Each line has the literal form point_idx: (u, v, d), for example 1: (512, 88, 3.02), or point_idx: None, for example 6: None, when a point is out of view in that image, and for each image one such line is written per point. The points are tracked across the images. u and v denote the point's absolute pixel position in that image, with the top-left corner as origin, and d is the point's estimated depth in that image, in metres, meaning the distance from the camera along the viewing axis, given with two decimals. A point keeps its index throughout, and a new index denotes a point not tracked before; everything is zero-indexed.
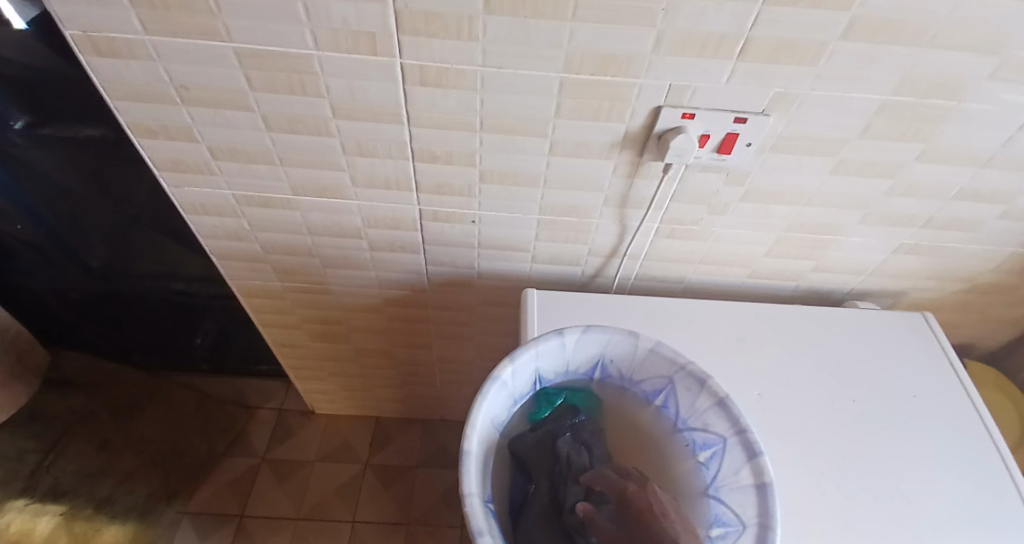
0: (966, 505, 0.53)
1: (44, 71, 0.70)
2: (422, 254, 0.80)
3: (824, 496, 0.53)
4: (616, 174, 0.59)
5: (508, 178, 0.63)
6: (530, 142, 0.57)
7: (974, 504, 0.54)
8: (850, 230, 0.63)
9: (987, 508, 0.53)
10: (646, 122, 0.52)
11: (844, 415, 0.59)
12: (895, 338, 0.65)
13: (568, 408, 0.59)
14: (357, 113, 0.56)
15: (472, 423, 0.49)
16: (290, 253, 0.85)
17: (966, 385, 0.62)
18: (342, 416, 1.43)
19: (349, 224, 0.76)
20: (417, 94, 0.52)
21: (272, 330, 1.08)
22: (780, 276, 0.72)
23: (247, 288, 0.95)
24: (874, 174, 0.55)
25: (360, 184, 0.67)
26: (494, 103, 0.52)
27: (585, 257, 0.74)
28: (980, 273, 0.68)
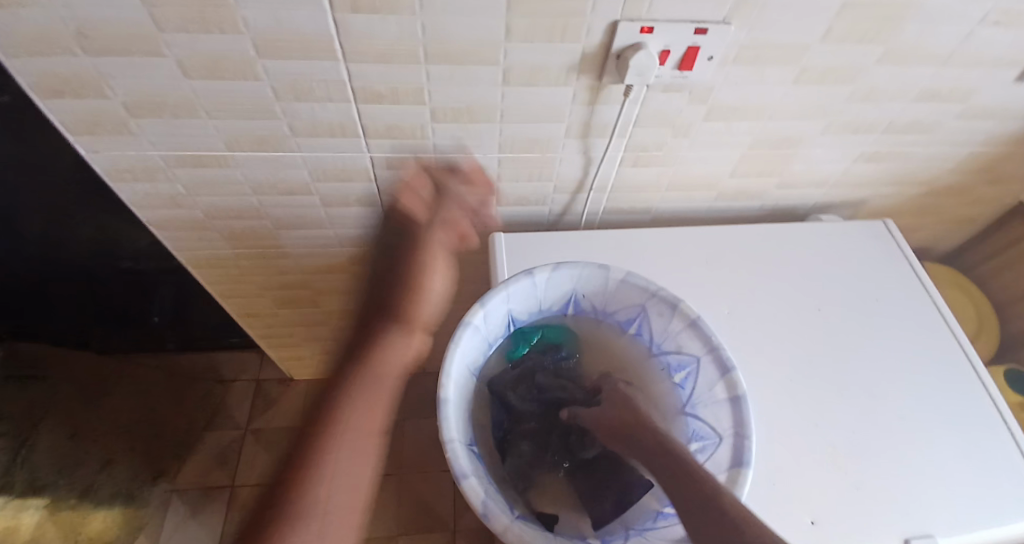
0: (920, 394, 0.57)
1: None
2: (380, 205, 0.76)
3: (795, 400, 0.55)
4: (576, 102, 0.56)
5: (463, 114, 0.59)
6: (482, 72, 0.53)
7: (928, 392, 0.57)
8: (813, 142, 0.63)
9: (939, 396, 0.57)
10: (603, 40, 0.49)
11: (809, 324, 0.61)
12: (855, 246, 0.68)
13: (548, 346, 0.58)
14: (285, 50, 0.50)
15: (446, 372, 0.48)
16: (237, 217, 0.79)
17: (921, 283, 0.65)
18: (322, 377, 1.42)
19: (297, 179, 0.70)
20: (350, 23, 0.47)
21: (233, 301, 1.03)
22: (745, 196, 0.72)
23: (197, 258, 0.90)
24: (836, 80, 0.54)
25: (302, 133, 0.62)
26: (437, 28, 0.47)
27: (551, 194, 0.72)
28: (933, 176, 0.70)
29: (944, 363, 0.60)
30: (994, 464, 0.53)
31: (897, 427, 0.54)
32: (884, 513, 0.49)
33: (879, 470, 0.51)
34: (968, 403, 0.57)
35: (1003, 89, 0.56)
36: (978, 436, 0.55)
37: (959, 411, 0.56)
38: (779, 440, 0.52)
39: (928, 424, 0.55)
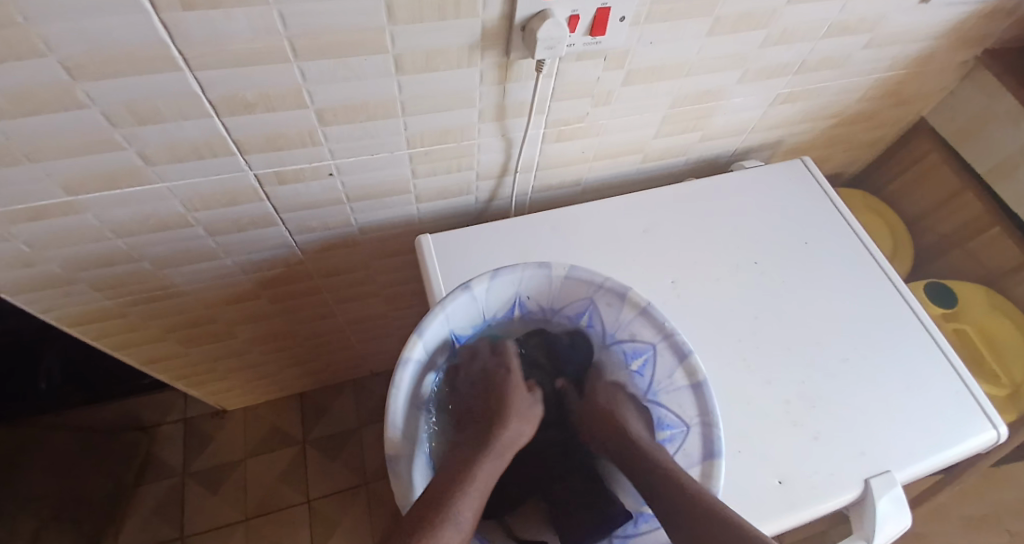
0: (861, 328, 0.58)
1: None
2: (282, 224, 0.66)
3: (746, 363, 0.55)
4: (485, 82, 0.49)
5: (356, 112, 0.50)
6: (368, 63, 0.44)
7: (868, 326, 0.58)
8: (732, 92, 0.61)
9: (879, 327, 0.58)
10: (503, 11, 0.42)
11: (750, 278, 0.61)
12: (780, 189, 0.68)
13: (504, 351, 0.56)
14: (102, 67, 0.38)
15: (392, 418, 0.43)
16: (108, 264, 0.66)
17: (847, 217, 0.66)
18: (263, 403, 1.31)
19: (170, 212, 0.58)
20: (183, 23, 0.36)
21: (133, 351, 0.89)
22: (671, 154, 0.70)
23: (73, 316, 0.75)
24: (751, 26, 0.51)
25: (158, 160, 0.50)
26: (301, 17, 0.38)
27: (474, 183, 0.66)
28: (842, 108, 0.71)
29: (880, 295, 0.61)
30: (935, 390, 0.55)
31: (844, 370, 0.55)
32: (841, 460, 0.50)
33: (833, 416, 0.53)
34: (906, 335, 0.58)
35: (906, 15, 0.56)
36: (919, 364, 0.56)
37: (899, 343, 0.57)
38: (737, 406, 0.53)
39: (872, 362, 0.56)
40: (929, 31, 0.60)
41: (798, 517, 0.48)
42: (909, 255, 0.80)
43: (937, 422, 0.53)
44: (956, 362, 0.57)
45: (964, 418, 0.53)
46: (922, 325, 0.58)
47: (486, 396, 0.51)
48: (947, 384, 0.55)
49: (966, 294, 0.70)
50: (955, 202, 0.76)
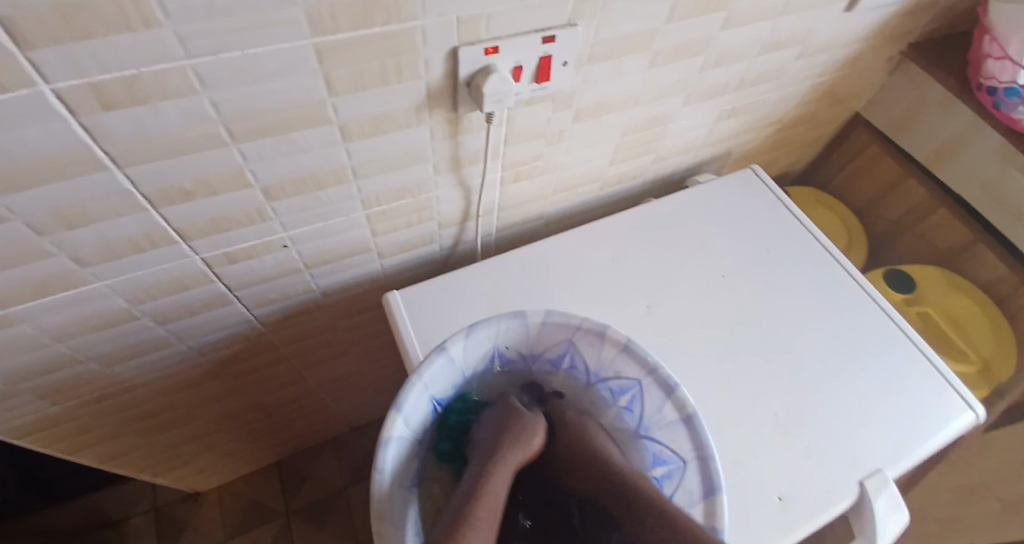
0: (831, 328, 0.60)
1: None
2: (238, 301, 0.62)
3: (730, 382, 0.56)
4: (436, 138, 0.48)
5: (305, 184, 0.48)
6: (313, 135, 0.42)
7: (836, 324, 0.60)
8: (678, 115, 0.62)
9: (844, 322, 0.61)
10: (448, 70, 0.41)
11: (720, 293, 0.62)
12: (734, 200, 0.70)
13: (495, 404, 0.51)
14: (17, 181, 0.35)
15: (380, 509, 0.40)
16: (48, 371, 0.60)
17: (801, 221, 0.69)
18: (238, 478, 1.23)
19: (111, 308, 0.54)
20: (106, 122, 0.34)
21: (87, 453, 0.82)
22: (627, 177, 0.71)
23: (15, 430, 0.68)
24: (688, 55, 0.53)
25: (91, 261, 0.46)
26: (236, 103, 0.36)
27: (437, 232, 0.64)
28: (781, 114, 0.74)
29: (844, 294, 0.63)
30: (907, 381, 0.57)
31: (822, 373, 0.57)
32: (834, 465, 0.51)
33: (819, 422, 0.54)
34: (870, 328, 0.60)
35: (831, 25, 0.59)
36: (888, 357, 0.58)
37: (868, 339, 0.59)
38: (727, 426, 0.53)
39: (847, 361, 0.58)
40: (853, 37, 0.63)
41: (800, 533, 0.48)
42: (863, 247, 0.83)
43: (912, 410, 0.55)
44: (922, 349, 0.60)
45: (935, 403, 0.56)
46: (887, 319, 0.61)
47: (501, 431, 0.45)
48: (916, 373, 0.57)
49: (923, 280, 0.73)
50: (901, 189, 0.79)
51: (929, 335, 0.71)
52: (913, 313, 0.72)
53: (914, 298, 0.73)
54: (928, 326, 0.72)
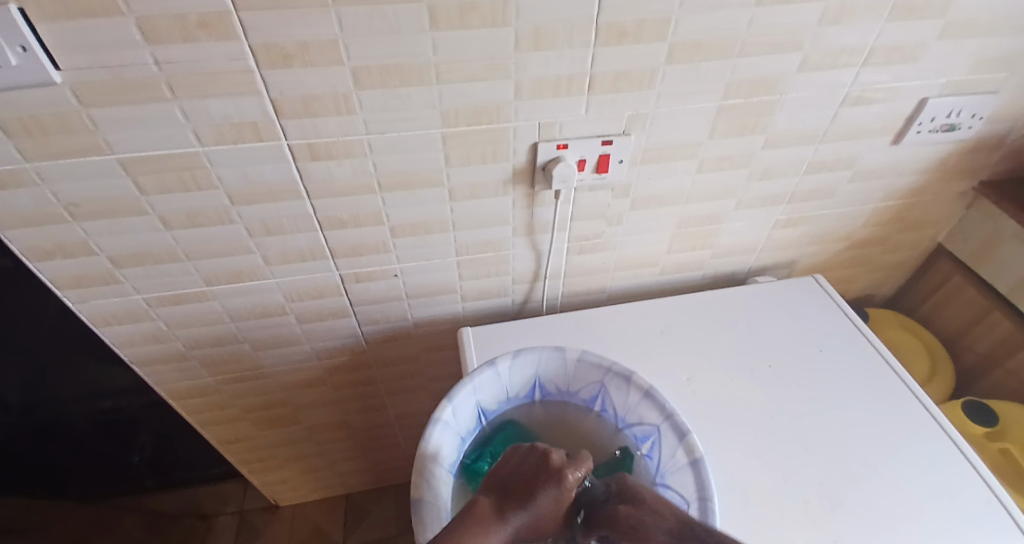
0: (876, 432, 0.61)
1: None
2: (354, 316, 0.79)
3: (762, 459, 0.58)
4: (517, 207, 0.64)
5: (419, 228, 0.65)
6: (431, 193, 0.60)
7: (882, 431, 0.61)
8: (731, 216, 0.71)
9: (892, 430, 0.61)
10: (529, 158, 0.58)
11: (765, 380, 0.65)
12: (791, 299, 0.74)
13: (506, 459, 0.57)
14: (255, 197, 0.57)
15: (420, 471, 0.51)
16: (217, 345, 0.80)
17: (864, 333, 0.70)
18: (311, 502, 1.33)
19: (272, 302, 0.74)
20: (310, 169, 0.55)
21: (215, 430, 1.00)
22: (686, 267, 0.79)
23: (179, 391, 0.89)
24: (733, 165, 0.63)
25: (274, 261, 0.67)
26: (387, 165, 0.56)
27: (510, 286, 0.78)
28: (849, 231, 0.78)
29: (898, 405, 0.63)
30: (960, 498, 0.56)
31: (863, 473, 0.57)
32: None
33: (851, 516, 0.54)
34: (926, 444, 0.60)
35: (881, 153, 0.67)
36: (945, 474, 0.58)
37: (922, 452, 0.59)
38: (750, 500, 0.54)
39: (892, 466, 0.58)
40: (910, 167, 0.70)
41: None
42: (950, 378, 0.82)
43: (969, 531, 0.53)
44: (986, 474, 0.58)
45: (997, 531, 0.53)
46: (944, 443, 0.60)
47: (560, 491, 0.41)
48: (975, 497, 0.56)
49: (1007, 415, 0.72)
50: (985, 320, 0.79)
51: (1003, 474, 0.68)
52: (993, 447, 0.70)
53: (995, 434, 0.71)
54: (1010, 463, 0.68)
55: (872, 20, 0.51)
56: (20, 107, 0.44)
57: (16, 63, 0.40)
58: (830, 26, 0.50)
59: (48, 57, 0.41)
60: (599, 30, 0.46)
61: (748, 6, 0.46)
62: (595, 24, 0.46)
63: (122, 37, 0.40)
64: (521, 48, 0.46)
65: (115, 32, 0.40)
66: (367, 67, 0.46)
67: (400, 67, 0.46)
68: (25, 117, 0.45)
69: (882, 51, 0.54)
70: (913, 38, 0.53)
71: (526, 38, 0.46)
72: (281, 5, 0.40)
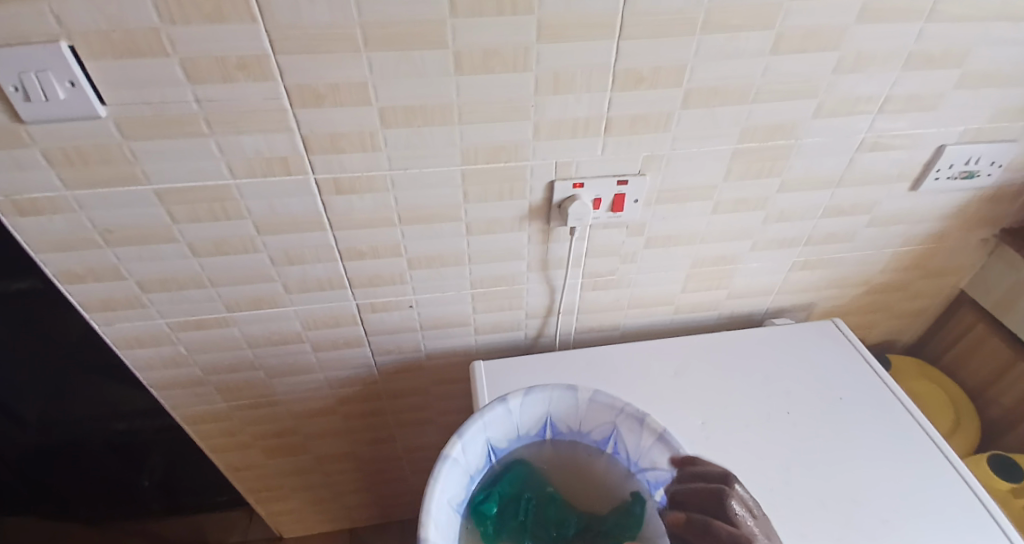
0: (900, 488, 0.58)
1: None
2: (368, 345, 0.80)
3: (778, 511, 0.55)
4: (533, 242, 0.65)
5: (435, 260, 0.66)
6: (448, 227, 0.62)
7: (906, 486, 0.58)
8: (747, 257, 0.71)
9: (916, 485, 0.58)
10: (545, 195, 0.59)
11: (782, 428, 0.63)
12: (810, 344, 0.73)
13: (513, 499, 0.56)
14: (280, 227, 0.59)
15: (427, 511, 0.49)
16: (233, 370, 0.81)
17: (887, 383, 0.68)
18: (315, 536, 1.30)
19: (289, 330, 0.75)
20: (334, 202, 0.57)
21: (224, 457, 1.00)
22: (702, 307, 0.79)
23: (193, 416, 0.89)
24: (748, 207, 0.64)
25: (294, 289, 0.68)
26: (407, 199, 0.58)
27: (524, 320, 0.78)
28: (869, 275, 0.77)
29: (926, 463, 0.60)
30: None
31: (887, 532, 0.54)
32: None
33: None
34: (953, 502, 0.57)
35: (898, 199, 0.67)
36: (976, 537, 0.54)
37: (951, 512, 0.56)
38: None
39: (918, 525, 0.55)
40: (929, 213, 0.69)
41: None
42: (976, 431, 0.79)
43: None
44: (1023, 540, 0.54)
45: None
46: (973, 506, 0.57)
47: None
48: None
49: None
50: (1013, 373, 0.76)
51: None
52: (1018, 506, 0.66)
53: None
54: None
55: (885, 70, 0.51)
56: (65, 138, 0.47)
57: (65, 96, 0.43)
58: (843, 75, 0.51)
59: (95, 93, 0.44)
60: (616, 76, 0.48)
61: (760, 56, 0.48)
62: (612, 71, 0.47)
63: (168, 77, 0.43)
64: (540, 92, 0.48)
65: (162, 73, 0.43)
66: (394, 108, 0.48)
67: (424, 108, 0.49)
68: (67, 147, 0.48)
69: (896, 100, 0.54)
70: (928, 87, 0.54)
71: (545, 83, 0.48)
72: (316, 51, 0.43)
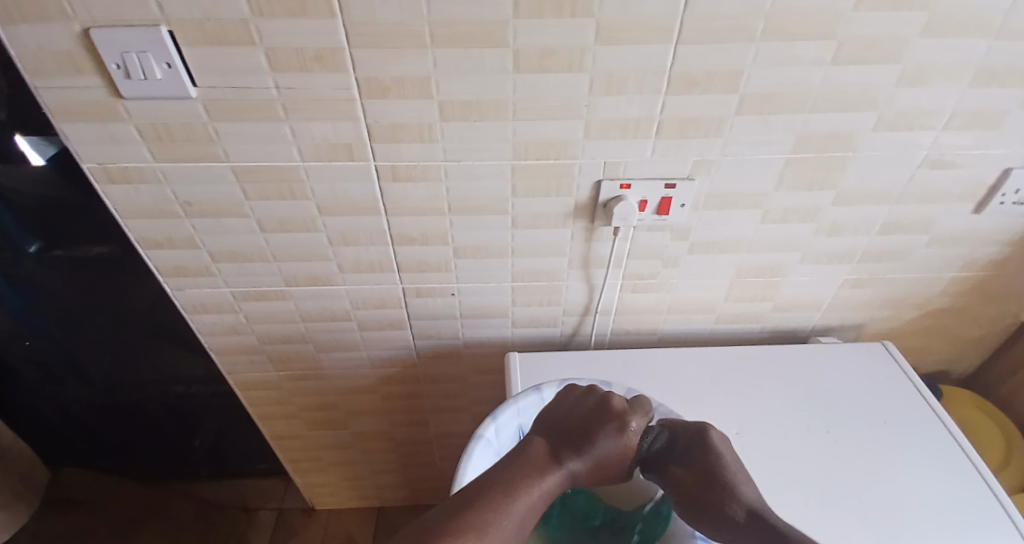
0: (947, 519, 0.55)
1: (53, 198, 0.72)
2: (409, 329, 0.83)
3: (810, 528, 0.54)
4: (575, 240, 0.66)
5: (480, 251, 0.69)
6: (495, 219, 0.64)
7: (954, 519, 0.55)
8: (794, 270, 0.69)
9: (965, 518, 0.55)
10: (591, 194, 0.60)
11: (820, 446, 0.61)
12: (857, 363, 0.70)
13: None
14: (340, 209, 0.63)
15: (459, 486, 0.51)
16: (285, 342, 0.87)
17: (938, 412, 0.65)
18: (346, 509, 1.36)
19: (339, 307, 0.80)
20: (390, 189, 0.61)
21: (270, 423, 1.07)
22: (743, 318, 0.77)
23: (245, 381, 0.96)
24: (799, 218, 0.62)
25: (347, 270, 0.73)
26: (457, 190, 0.61)
27: (561, 317, 0.79)
28: (927, 298, 0.74)
29: (978, 497, 0.57)
30: None
31: None
32: None
33: None
34: (1006, 539, 0.53)
35: (965, 219, 0.63)
36: None
37: None
38: None
39: None
40: (1000, 236, 0.65)
41: None
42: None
43: None
44: None
45: None
46: None
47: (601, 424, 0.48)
48: None
49: None
50: None
51: None
52: None
53: None
54: None
55: (956, 83, 0.49)
56: (158, 116, 0.53)
57: (161, 77, 0.48)
58: (909, 87, 0.49)
59: (187, 76, 0.49)
60: (669, 78, 0.49)
61: (819, 64, 0.47)
62: (665, 74, 0.48)
63: (255, 65, 0.48)
64: (592, 91, 0.50)
65: (249, 62, 0.48)
66: (452, 101, 0.51)
67: (480, 103, 0.51)
68: (159, 124, 0.54)
69: (968, 115, 0.52)
70: (1003, 103, 0.51)
71: (598, 84, 0.49)
72: (386, 45, 0.46)
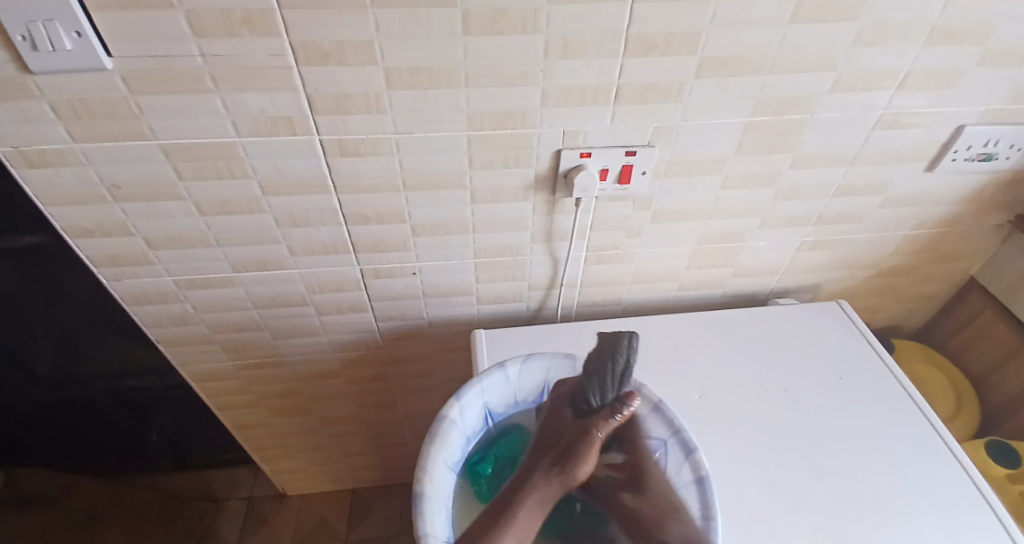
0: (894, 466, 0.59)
1: None
2: (371, 311, 0.81)
3: (771, 484, 0.56)
4: (538, 213, 0.65)
5: (440, 228, 0.66)
6: (453, 195, 0.61)
7: (900, 465, 0.59)
8: (754, 235, 0.70)
9: (910, 464, 0.59)
10: (552, 165, 0.58)
11: (780, 405, 0.64)
12: (813, 324, 0.72)
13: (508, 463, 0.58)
14: (285, 188, 0.59)
15: (425, 470, 0.51)
16: (239, 330, 0.82)
17: (887, 366, 0.68)
18: (318, 494, 1.34)
19: (294, 293, 0.76)
20: (339, 165, 0.57)
21: (232, 414, 1.03)
22: (705, 285, 0.78)
23: (200, 373, 0.91)
24: (757, 183, 0.63)
25: (299, 252, 0.69)
26: (412, 165, 0.57)
27: (526, 292, 0.78)
28: (876, 258, 0.76)
29: (921, 444, 0.61)
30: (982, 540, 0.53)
31: (877, 507, 0.55)
32: None
33: None
34: (945, 481, 0.58)
35: (912, 180, 0.65)
36: (965, 515, 0.55)
37: (942, 490, 0.57)
38: (756, 525, 0.53)
39: (909, 501, 0.56)
40: (943, 196, 0.68)
41: None
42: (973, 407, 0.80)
43: None
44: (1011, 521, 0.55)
45: None
46: (968, 489, 0.57)
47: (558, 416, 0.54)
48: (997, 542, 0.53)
49: None
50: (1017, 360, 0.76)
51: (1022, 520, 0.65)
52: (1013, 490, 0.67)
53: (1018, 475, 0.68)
54: None
55: (907, 44, 0.50)
56: (74, 91, 0.47)
57: (71, 48, 0.43)
58: (863, 48, 0.49)
59: (101, 45, 0.43)
60: (628, 41, 0.47)
61: (778, 24, 0.46)
62: (624, 36, 0.46)
63: (173, 30, 0.43)
64: (549, 55, 0.47)
65: (167, 25, 0.42)
66: (400, 68, 0.47)
67: (430, 70, 0.48)
68: (76, 101, 0.48)
69: (917, 76, 0.53)
70: (949, 64, 0.52)
71: (555, 47, 0.47)
72: (322, 5, 0.42)
